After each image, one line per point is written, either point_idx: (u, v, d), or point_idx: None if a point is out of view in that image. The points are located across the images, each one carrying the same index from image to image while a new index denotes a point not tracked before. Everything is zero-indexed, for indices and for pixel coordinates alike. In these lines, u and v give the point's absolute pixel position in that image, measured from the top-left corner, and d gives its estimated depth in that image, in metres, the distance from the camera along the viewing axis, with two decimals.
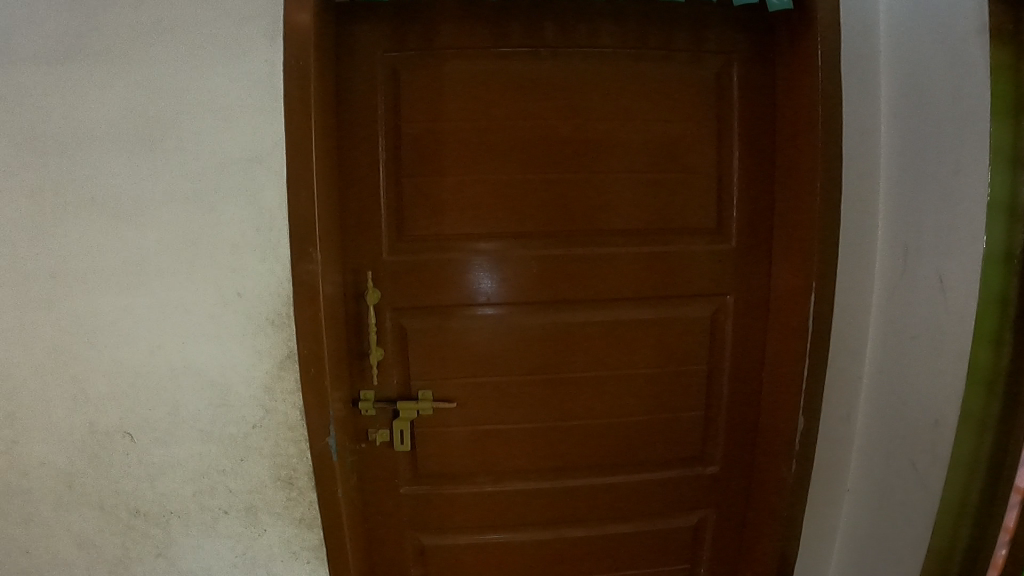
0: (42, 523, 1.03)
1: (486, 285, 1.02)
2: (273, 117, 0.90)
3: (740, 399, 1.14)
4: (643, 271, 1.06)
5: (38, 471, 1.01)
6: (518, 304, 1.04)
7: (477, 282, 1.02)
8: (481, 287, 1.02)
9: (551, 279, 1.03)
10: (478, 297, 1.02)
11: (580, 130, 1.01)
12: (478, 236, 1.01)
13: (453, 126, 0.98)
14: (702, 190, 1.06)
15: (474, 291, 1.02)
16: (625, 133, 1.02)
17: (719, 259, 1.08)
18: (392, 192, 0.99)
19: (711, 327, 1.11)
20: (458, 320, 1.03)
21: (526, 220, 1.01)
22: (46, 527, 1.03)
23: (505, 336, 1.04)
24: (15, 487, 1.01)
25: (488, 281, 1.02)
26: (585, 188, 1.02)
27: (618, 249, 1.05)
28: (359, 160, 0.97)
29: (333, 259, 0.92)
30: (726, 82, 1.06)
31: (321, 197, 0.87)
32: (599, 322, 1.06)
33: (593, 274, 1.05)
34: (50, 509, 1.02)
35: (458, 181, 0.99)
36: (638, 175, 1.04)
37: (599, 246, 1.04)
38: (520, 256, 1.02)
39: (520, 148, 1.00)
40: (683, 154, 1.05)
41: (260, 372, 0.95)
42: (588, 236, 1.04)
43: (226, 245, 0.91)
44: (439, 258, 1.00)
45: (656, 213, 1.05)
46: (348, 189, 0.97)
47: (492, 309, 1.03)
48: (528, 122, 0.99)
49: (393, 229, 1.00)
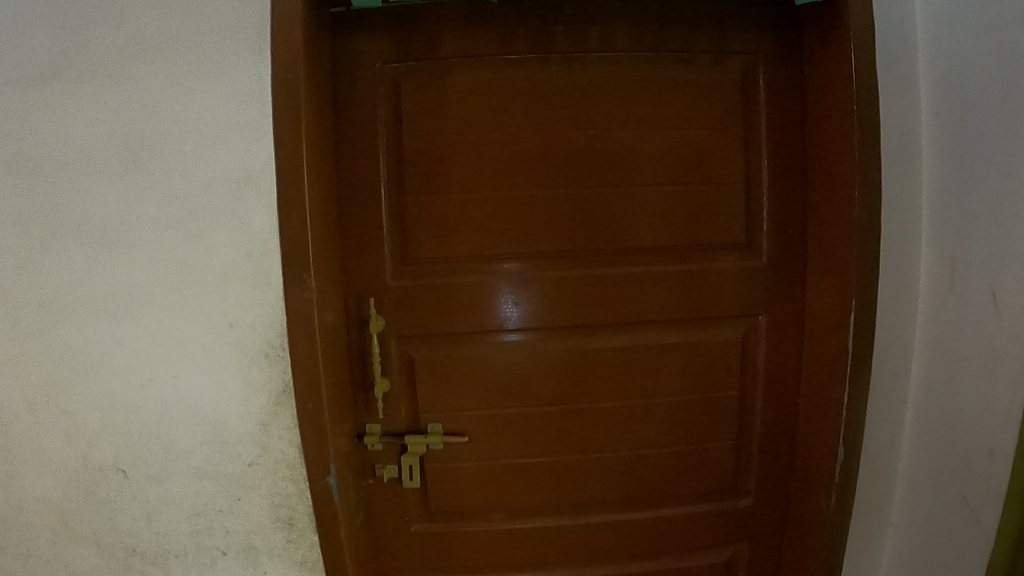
0: (40, 560, 0.98)
1: (513, 314, 0.96)
2: (262, 135, 0.84)
3: (774, 425, 1.07)
4: (668, 291, 0.98)
5: (33, 507, 0.96)
6: (545, 329, 0.97)
7: (503, 310, 0.95)
8: (507, 316, 0.95)
9: (567, 301, 0.96)
10: (504, 324, 0.96)
11: (595, 141, 0.94)
12: (500, 257, 0.94)
13: (459, 140, 0.91)
14: (729, 202, 0.98)
15: (500, 319, 0.95)
16: (643, 144, 0.95)
17: (748, 276, 1.01)
18: (395, 211, 0.93)
19: (741, 348, 1.04)
20: (477, 347, 0.96)
21: (538, 239, 0.95)
22: (44, 565, 0.98)
23: (529, 364, 0.97)
24: (12, 523, 0.97)
25: (514, 309, 0.95)
26: (602, 204, 0.95)
27: (642, 268, 0.97)
28: (359, 177, 0.91)
29: (330, 285, 0.85)
30: (751, 86, 0.98)
31: (315, 219, 0.81)
32: (619, 346, 0.99)
33: (616, 295, 0.97)
34: (47, 546, 0.97)
35: (465, 198, 0.92)
36: (660, 187, 0.96)
37: (621, 265, 0.97)
38: (533, 278, 0.95)
39: (530, 162, 0.93)
40: (706, 163, 0.97)
41: (256, 406, 0.89)
42: (609, 255, 0.97)
43: (217, 271, 0.85)
44: (446, 282, 0.93)
45: (679, 228, 0.98)
46: (348, 208, 0.91)
47: (519, 335, 0.97)
48: (539, 134, 0.93)
49: (397, 250, 0.93)
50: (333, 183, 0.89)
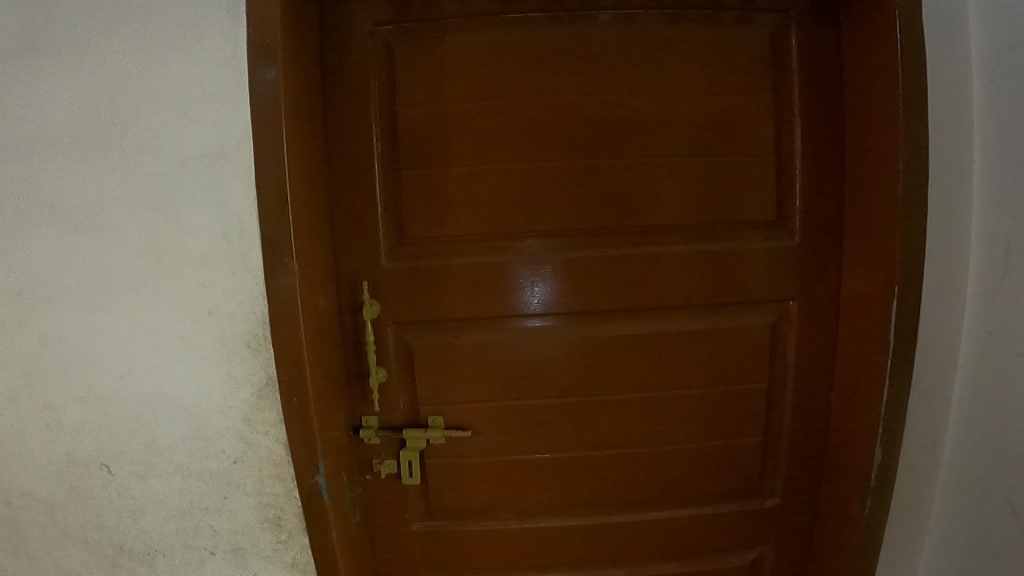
0: (29, 555, 0.92)
1: (537, 299, 0.88)
2: (237, 104, 0.76)
3: (805, 417, 0.99)
4: (691, 274, 0.90)
5: (19, 501, 0.90)
6: (571, 314, 0.89)
7: (527, 294, 0.88)
8: (531, 300, 0.88)
9: (578, 286, 0.88)
10: (526, 309, 0.88)
11: (608, 110, 0.85)
12: (519, 235, 0.86)
13: (458, 109, 0.83)
14: (758, 175, 0.90)
15: (522, 304, 0.88)
16: (662, 113, 0.86)
17: (778, 257, 0.92)
18: (389, 188, 0.85)
19: (769, 335, 0.95)
20: (489, 333, 0.88)
21: (546, 218, 0.86)
22: (33, 561, 0.92)
23: (548, 351, 0.90)
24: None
25: (538, 294, 0.88)
26: (617, 179, 0.87)
27: (663, 248, 0.89)
28: (350, 150, 0.83)
29: (317, 269, 0.78)
30: (782, 47, 0.89)
31: (297, 197, 0.73)
32: (638, 334, 0.91)
33: (636, 279, 0.89)
34: (35, 540, 0.91)
35: (465, 173, 0.84)
36: (680, 161, 0.88)
37: (639, 245, 0.89)
38: (540, 261, 0.87)
39: (536, 133, 0.84)
40: (730, 134, 0.88)
41: (239, 400, 0.82)
42: (629, 235, 0.89)
43: (194, 255, 0.78)
44: (445, 265, 0.85)
45: (701, 204, 0.89)
46: (338, 185, 0.84)
47: (543, 321, 0.89)
48: (547, 102, 0.84)
49: (392, 230, 0.86)
50: (321, 157, 0.81)
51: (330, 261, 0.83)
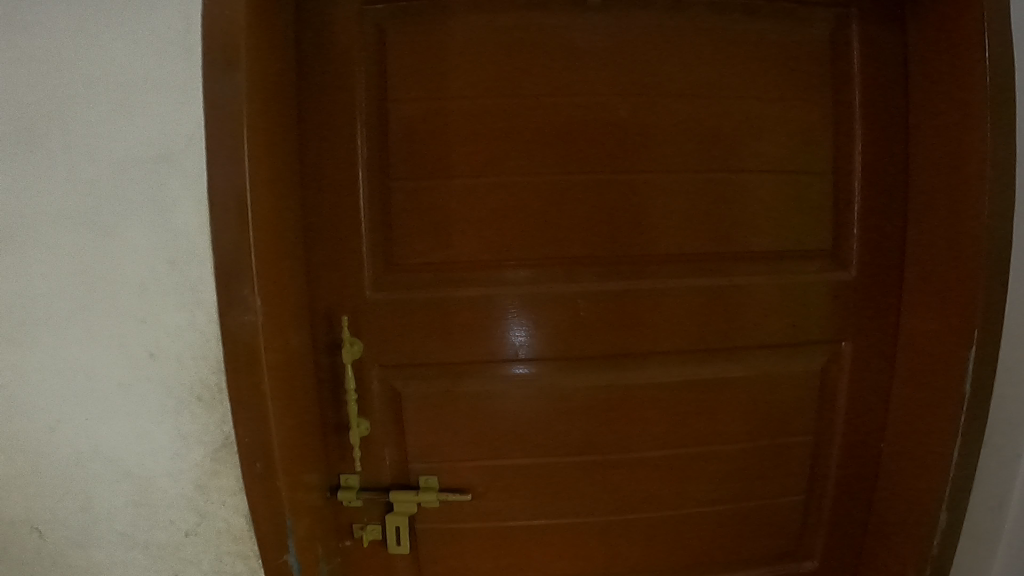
0: None
1: (518, 342, 0.73)
2: (186, 99, 0.62)
3: (853, 473, 0.85)
4: (716, 312, 0.76)
5: None
6: (554, 360, 0.75)
7: (506, 337, 0.73)
8: (512, 344, 0.73)
9: (597, 325, 0.74)
10: (504, 354, 0.73)
11: (638, 116, 0.72)
12: (503, 264, 0.72)
13: (460, 112, 0.69)
14: (812, 195, 0.77)
15: (498, 347, 0.73)
16: (700, 120, 0.73)
17: (830, 291, 0.79)
18: (376, 204, 0.70)
19: (817, 380, 0.81)
20: (478, 383, 0.73)
21: (563, 243, 0.72)
22: None
23: (533, 405, 0.75)
24: None
25: (519, 337, 0.73)
26: (637, 199, 0.73)
27: (667, 283, 0.74)
28: (331, 159, 0.69)
29: (285, 304, 0.64)
30: (843, 47, 0.76)
31: (261, 217, 0.59)
32: (665, 382, 0.77)
33: (643, 318, 0.75)
34: None
35: (467, 189, 0.70)
36: (721, 177, 0.74)
37: (652, 277, 0.74)
38: (554, 294, 0.73)
39: (554, 142, 0.71)
40: (779, 146, 0.75)
41: (189, 461, 0.68)
42: (642, 264, 0.74)
43: (133, 284, 0.64)
44: (441, 299, 0.71)
45: (743, 229, 0.75)
46: (313, 200, 0.69)
47: (524, 368, 0.74)
48: (566, 106, 0.71)
49: (379, 255, 0.71)
50: (294, 167, 0.67)
51: (302, 291, 0.69)
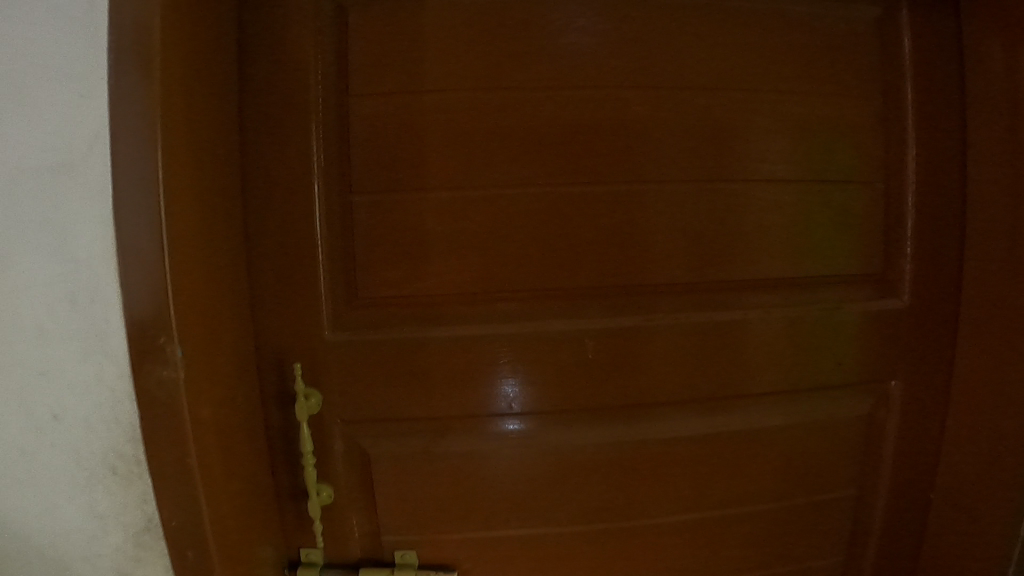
0: None
1: (512, 401, 0.61)
2: (87, 89, 0.47)
3: (899, 534, 0.73)
4: (739, 350, 0.63)
5: None
6: (551, 414, 0.62)
7: (500, 393, 0.60)
8: (506, 400, 0.61)
9: (606, 369, 0.61)
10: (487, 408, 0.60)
11: (654, 116, 0.59)
12: (495, 301, 0.59)
13: (437, 113, 0.56)
14: (860, 208, 0.64)
15: (484, 402, 0.60)
16: (727, 121, 0.61)
17: (876, 323, 0.66)
18: (334, 227, 0.57)
19: (862, 426, 0.69)
20: (465, 441, 0.61)
21: (565, 271, 0.59)
22: None
23: (521, 467, 0.62)
24: None
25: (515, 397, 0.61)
26: (639, 215, 0.60)
27: (678, 318, 0.62)
28: (277, 173, 0.55)
29: (216, 354, 0.51)
30: (892, 33, 0.64)
31: (183, 246, 0.47)
32: (685, 434, 0.64)
33: (655, 361, 0.62)
34: None
35: (448, 206, 0.57)
36: (754, 189, 0.61)
37: (663, 312, 0.61)
38: (554, 333, 0.60)
39: (553, 148, 0.58)
40: (820, 152, 0.63)
41: (107, 546, 0.55)
42: (651, 296, 0.61)
43: (26, 329, 0.50)
44: (417, 341, 0.58)
45: (780, 252, 0.63)
46: (256, 224, 0.56)
47: (517, 424, 0.61)
48: (567, 104, 0.58)
49: (339, 291, 0.57)
50: (234, 182, 0.54)
51: (241, 338, 0.55)
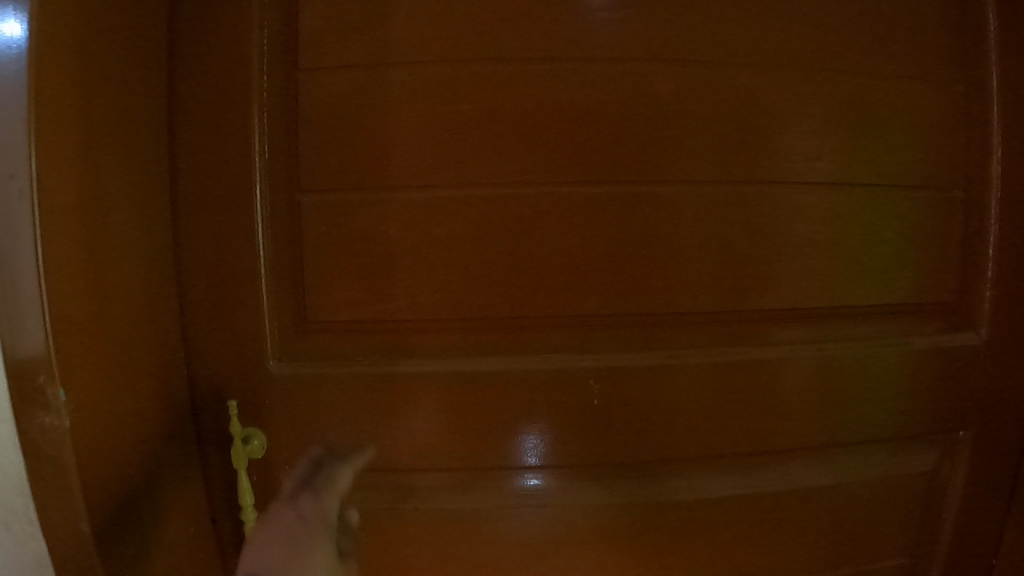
0: None
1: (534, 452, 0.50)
2: None
3: None
4: (788, 396, 0.52)
5: None
6: (575, 470, 0.51)
7: (525, 445, 0.49)
8: (529, 452, 0.50)
9: (617, 418, 0.50)
10: (501, 461, 0.49)
11: (679, 104, 0.48)
12: (505, 327, 0.48)
13: (408, 95, 0.46)
14: (929, 224, 0.53)
15: (504, 455, 0.49)
16: (771, 111, 0.49)
17: (942, 364, 0.54)
18: (280, 235, 0.46)
19: (926, 487, 0.57)
20: (458, 499, 0.50)
21: (564, 293, 0.48)
22: None
23: (535, 535, 0.51)
24: None
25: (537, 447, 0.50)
26: (668, 227, 0.49)
27: (720, 356, 0.50)
28: (209, 167, 0.45)
29: (123, 393, 0.41)
30: (975, 5, 0.52)
31: (67, 259, 0.36)
32: (719, 497, 0.53)
33: (700, 408, 0.50)
34: None
35: (417, 211, 0.46)
36: (800, 196, 0.50)
37: (702, 347, 0.50)
38: (553, 372, 0.48)
39: (552, 141, 0.47)
40: (882, 153, 0.51)
41: None
42: (681, 327, 0.50)
43: None
44: (379, 377, 0.47)
45: (827, 274, 0.51)
46: (185, 228, 0.46)
47: (538, 480, 0.50)
48: (570, 87, 0.47)
49: (286, 312, 0.47)
50: (153, 177, 0.44)
51: (160, 369, 0.45)
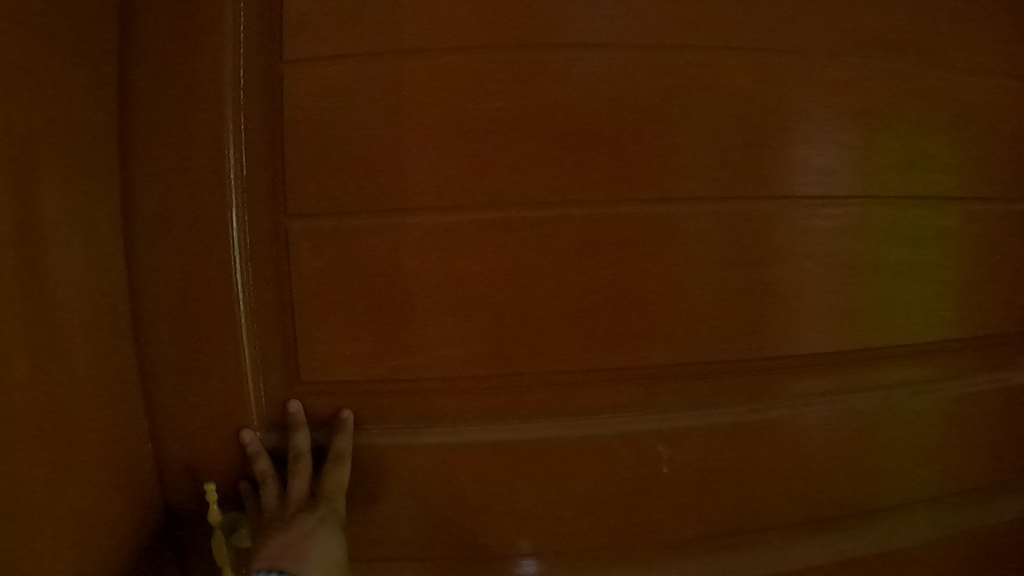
0: None
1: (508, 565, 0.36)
2: None
3: None
4: (837, 475, 0.38)
5: None
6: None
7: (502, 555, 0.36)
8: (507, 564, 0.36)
9: (605, 516, 0.36)
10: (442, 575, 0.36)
11: (728, 98, 0.34)
12: (453, 399, 0.34)
13: (428, 86, 0.32)
14: (994, 227, 0.39)
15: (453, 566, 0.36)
16: (784, 102, 0.35)
17: (998, 413, 0.40)
18: (264, 282, 0.33)
19: None
20: None
21: (595, 350, 0.34)
22: None
23: None
24: None
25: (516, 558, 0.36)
26: (669, 255, 0.34)
27: (763, 430, 0.36)
28: (162, 199, 0.32)
29: (61, 543, 0.28)
30: None
31: None
32: None
33: (716, 499, 0.37)
34: None
35: (441, 240, 0.33)
36: (819, 218, 0.35)
37: (723, 421, 0.36)
38: (609, 452, 0.35)
39: (629, 147, 0.33)
40: (920, 153, 0.37)
41: None
42: (695, 393, 0.36)
43: None
44: (384, 455, 0.34)
45: (858, 324, 0.37)
46: (127, 286, 0.32)
47: None
48: (653, 73, 0.33)
49: (274, 385, 0.34)
50: (90, 225, 0.30)
51: (115, 492, 0.31)
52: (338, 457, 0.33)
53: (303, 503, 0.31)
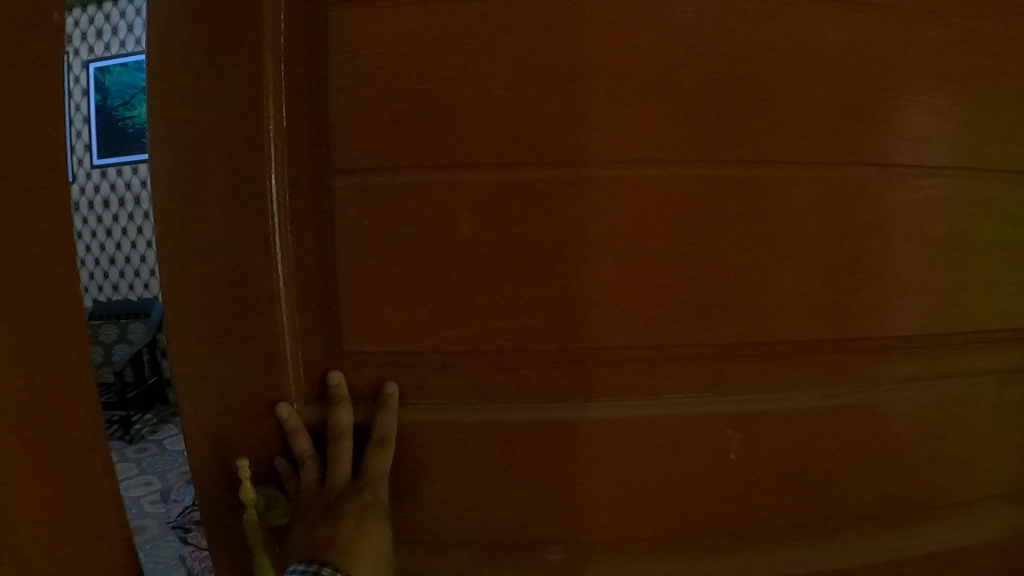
0: None
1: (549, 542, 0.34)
2: None
3: None
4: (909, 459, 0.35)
5: None
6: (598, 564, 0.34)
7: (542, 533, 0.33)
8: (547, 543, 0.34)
9: (673, 493, 0.33)
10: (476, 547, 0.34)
11: (803, 63, 0.31)
12: (506, 362, 0.32)
13: (486, 37, 0.29)
14: None
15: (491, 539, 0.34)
16: (877, 61, 0.31)
17: None
18: (309, 242, 0.31)
19: None
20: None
21: (686, 320, 0.32)
22: None
23: None
24: None
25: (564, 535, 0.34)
26: (751, 218, 0.31)
27: (871, 406, 0.34)
28: (200, 155, 0.30)
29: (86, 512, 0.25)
30: None
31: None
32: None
33: (790, 475, 0.34)
34: None
35: (508, 198, 0.30)
36: (909, 189, 0.32)
37: (810, 396, 0.33)
38: (697, 431, 0.33)
39: (710, 105, 0.30)
40: (1016, 121, 0.33)
41: None
42: (769, 369, 0.33)
43: None
44: (453, 426, 0.32)
45: (948, 305, 0.34)
46: (165, 248, 0.30)
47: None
48: (734, 29, 0.30)
49: (319, 354, 0.32)
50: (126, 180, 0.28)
51: None
52: (383, 439, 0.31)
53: (347, 488, 0.30)
